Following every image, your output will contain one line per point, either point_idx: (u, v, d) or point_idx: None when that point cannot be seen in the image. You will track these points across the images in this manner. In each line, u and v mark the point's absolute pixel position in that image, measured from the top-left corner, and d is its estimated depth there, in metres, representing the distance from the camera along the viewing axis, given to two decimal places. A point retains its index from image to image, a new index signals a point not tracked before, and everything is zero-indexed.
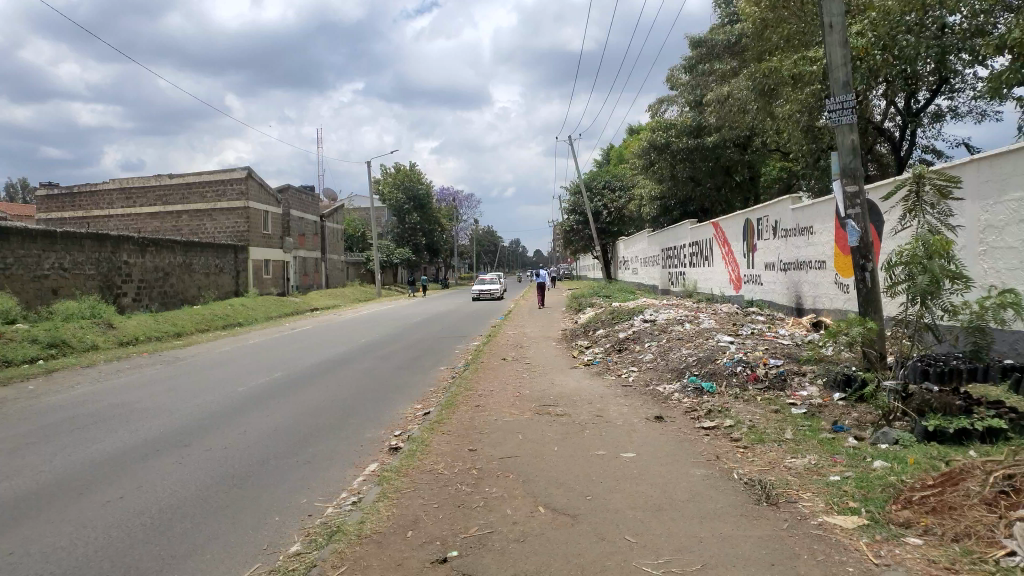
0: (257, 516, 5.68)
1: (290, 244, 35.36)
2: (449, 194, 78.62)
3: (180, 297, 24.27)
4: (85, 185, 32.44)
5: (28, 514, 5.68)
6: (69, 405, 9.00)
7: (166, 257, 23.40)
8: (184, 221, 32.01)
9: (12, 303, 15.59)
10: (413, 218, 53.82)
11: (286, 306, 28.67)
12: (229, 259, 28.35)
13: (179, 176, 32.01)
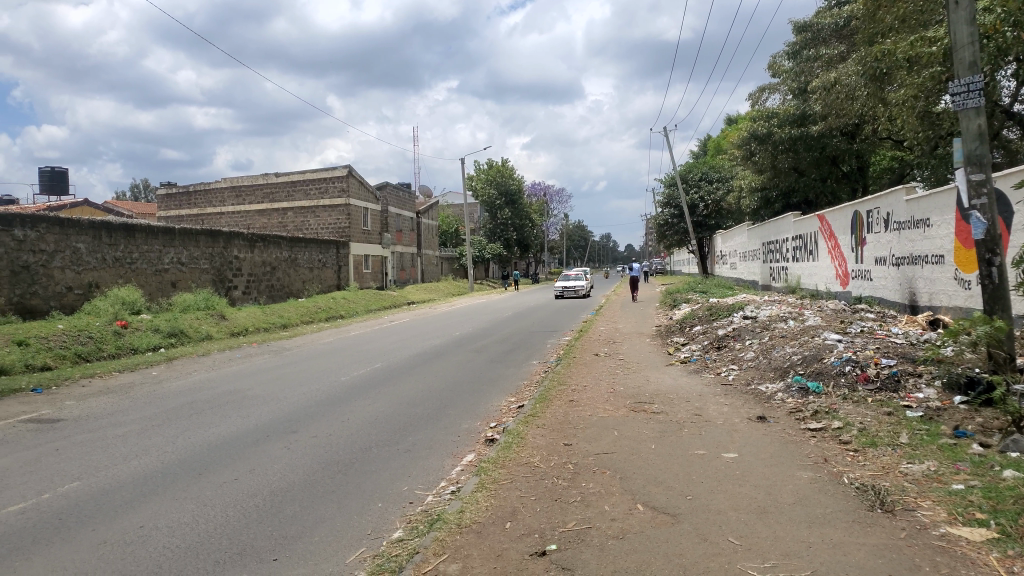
0: (361, 501, 5.84)
1: (388, 239, 36.29)
2: (539, 189, 78.87)
3: (285, 290, 25.33)
4: (200, 185, 34.38)
5: (154, 491, 6.05)
6: (188, 390, 9.55)
7: (273, 252, 24.46)
8: (289, 218, 33.35)
9: (138, 294, 16.68)
10: (505, 213, 54.22)
11: (383, 299, 29.47)
12: (331, 254, 29.36)
13: (284, 175, 33.38)
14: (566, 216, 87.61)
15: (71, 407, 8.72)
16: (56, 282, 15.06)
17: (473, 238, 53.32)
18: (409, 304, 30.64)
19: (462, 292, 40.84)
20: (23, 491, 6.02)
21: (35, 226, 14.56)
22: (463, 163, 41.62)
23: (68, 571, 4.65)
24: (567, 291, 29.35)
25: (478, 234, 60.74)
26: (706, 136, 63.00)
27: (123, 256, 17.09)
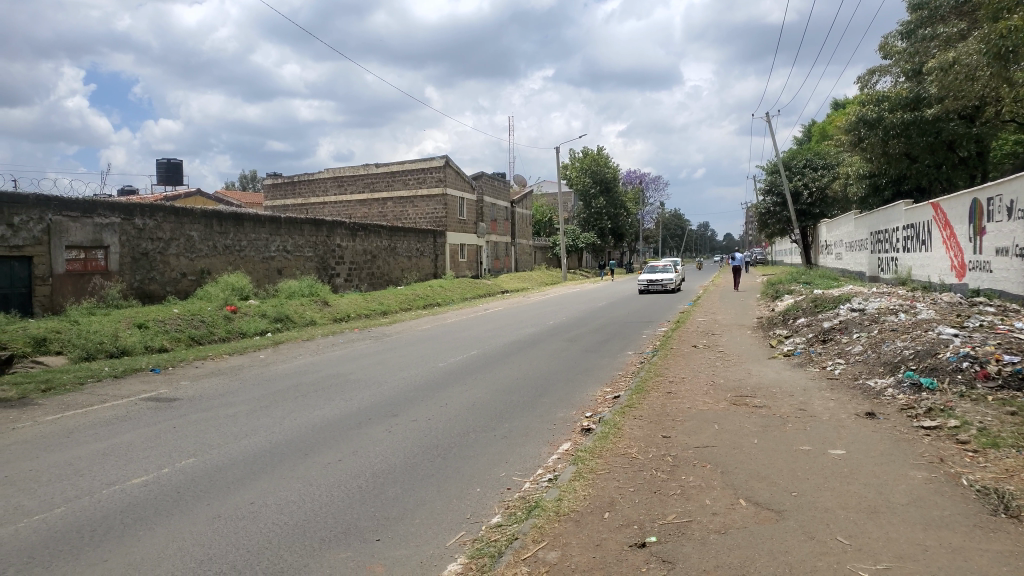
0: (460, 486, 5.97)
1: (483, 228, 36.67)
2: (635, 177, 77.93)
3: (384, 278, 26.03)
4: (305, 175, 35.64)
5: (263, 470, 6.34)
6: (293, 373, 9.97)
7: (373, 241, 25.14)
8: (388, 208, 34.19)
9: (246, 281, 17.47)
10: (599, 202, 53.84)
11: (478, 288, 29.86)
12: (428, 243, 29.94)
13: (383, 165, 34.16)
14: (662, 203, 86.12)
15: (186, 387, 9.26)
16: (172, 269, 15.98)
17: (567, 227, 53.27)
18: (504, 292, 30.91)
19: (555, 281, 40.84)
20: (145, 465, 6.44)
21: (153, 215, 15.45)
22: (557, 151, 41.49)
23: (189, 542, 4.94)
24: (652, 286, 27.84)
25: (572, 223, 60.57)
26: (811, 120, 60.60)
27: (233, 244, 17.92)
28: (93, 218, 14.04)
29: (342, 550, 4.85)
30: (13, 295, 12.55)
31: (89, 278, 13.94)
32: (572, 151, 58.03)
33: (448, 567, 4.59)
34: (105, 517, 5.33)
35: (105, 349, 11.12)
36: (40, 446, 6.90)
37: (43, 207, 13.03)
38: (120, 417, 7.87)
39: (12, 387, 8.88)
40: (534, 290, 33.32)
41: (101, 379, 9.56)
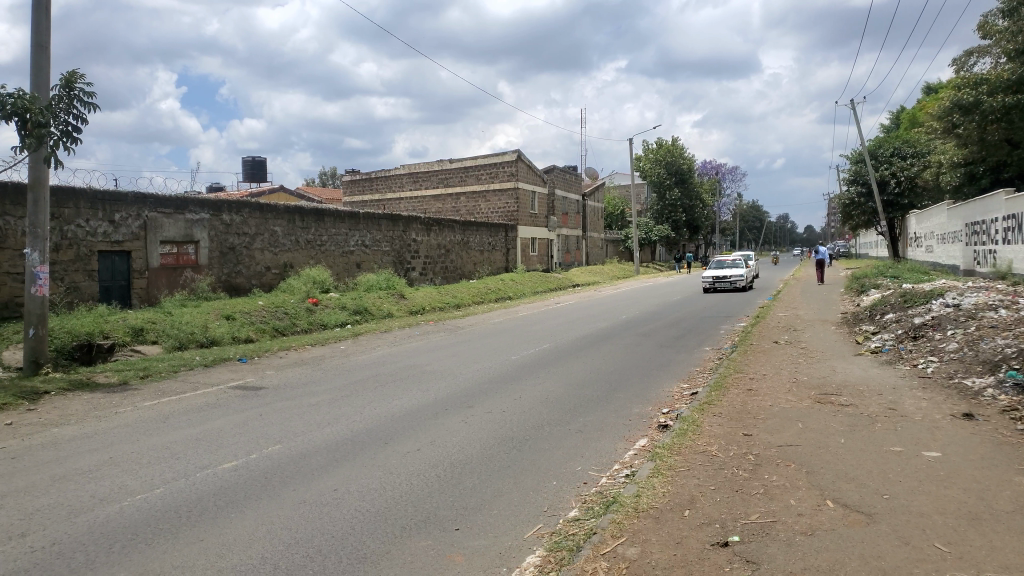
0: (537, 478, 5.98)
1: (554, 222, 36.62)
2: (710, 168, 76.37)
3: (457, 272, 26.30)
4: (382, 171, 36.38)
5: (345, 457, 6.52)
6: (372, 364, 10.20)
7: (447, 235, 25.41)
8: (461, 203, 34.51)
9: (326, 274, 17.95)
10: (674, 193, 52.95)
11: (550, 281, 29.84)
12: (499, 237, 30.12)
13: (457, 160, 34.47)
14: (738, 194, 84.03)
15: (271, 376, 9.60)
16: (257, 262, 16.55)
17: (639, 220, 52.68)
18: (575, 286, 30.82)
19: (627, 274, 40.43)
20: (235, 450, 6.70)
21: (239, 211, 16.01)
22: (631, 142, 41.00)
23: (277, 525, 5.11)
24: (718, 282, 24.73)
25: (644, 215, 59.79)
26: (901, 106, 58.04)
27: (314, 239, 18.42)
28: (184, 214, 14.65)
29: (423, 538, 4.93)
30: (114, 288, 13.30)
31: (181, 271, 14.59)
32: (645, 142, 57.24)
33: (527, 559, 4.60)
34: (199, 499, 5.58)
35: (196, 340, 11.60)
36: (140, 430, 7.27)
37: (140, 204, 13.68)
38: (211, 404, 8.21)
39: (114, 373, 9.40)
40: (605, 284, 33.07)
41: (193, 367, 10.00)
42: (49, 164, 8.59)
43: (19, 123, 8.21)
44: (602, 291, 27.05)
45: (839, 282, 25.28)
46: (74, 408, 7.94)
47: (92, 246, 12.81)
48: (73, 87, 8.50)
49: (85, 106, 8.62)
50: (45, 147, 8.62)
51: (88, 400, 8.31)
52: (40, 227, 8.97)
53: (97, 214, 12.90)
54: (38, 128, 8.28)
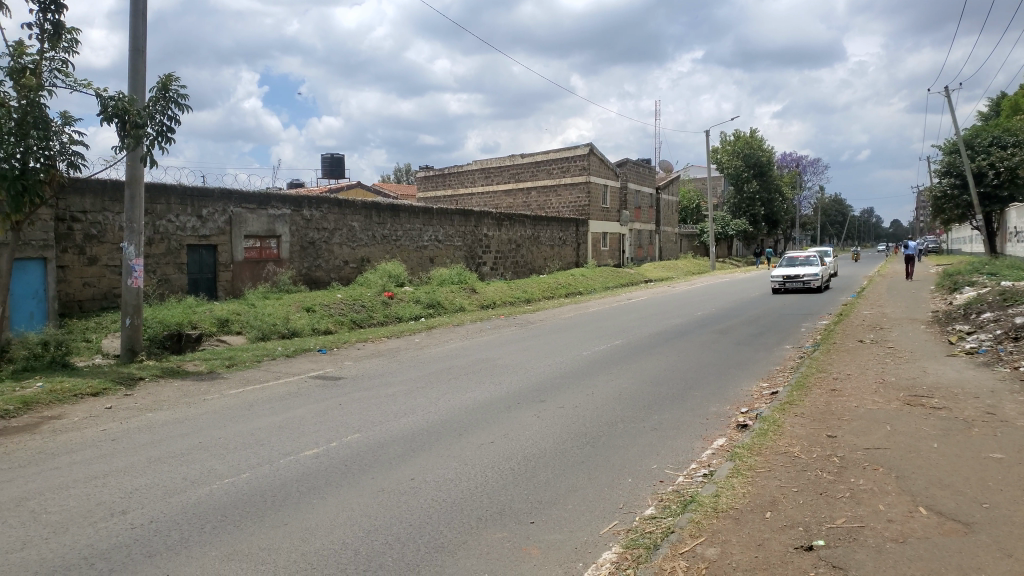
0: (612, 475, 5.93)
1: (626, 216, 36.25)
2: (790, 159, 73.85)
3: (528, 267, 26.36)
4: (454, 167, 36.81)
5: (422, 447, 6.61)
6: (446, 357, 10.31)
7: (518, 229, 25.49)
8: (532, 198, 34.55)
9: (401, 268, 18.23)
10: (752, 186, 51.59)
11: (623, 277, 29.57)
12: (570, 232, 30.06)
13: (529, 155, 34.51)
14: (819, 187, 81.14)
15: (349, 367, 9.82)
16: (335, 257, 16.96)
17: (715, 213, 51.61)
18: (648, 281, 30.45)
19: (700, 269, 39.67)
20: (317, 438, 6.89)
21: (319, 206, 16.43)
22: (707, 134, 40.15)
23: (357, 512, 5.22)
24: (789, 280, 22.23)
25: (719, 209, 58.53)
26: (1001, 94, 54.83)
27: (390, 234, 18.75)
28: (267, 210, 15.12)
29: (498, 530, 4.94)
30: (201, 280, 13.87)
31: (264, 265, 15.10)
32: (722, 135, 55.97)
33: (603, 555, 4.57)
34: (283, 484, 5.75)
35: (278, 331, 11.94)
36: (228, 416, 7.56)
37: (226, 200, 14.19)
38: (293, 393, 8.47)
39: (203, 362, 9.79)
40: (678, 280, 32.54)
41: (275, 357, 10.33)
42: (145, 163, 8.99)
43: (118, 124, 8.62)
44: (676, 287, 26.64)
45: (930, 279, 24.10)
46: (166, 394, 8.32)
47: (182, 240, 13.37)
48: (168, 89, 8.86)
49: (179, 107, 8.98)
50: (142, 147, 9.03)
51: (179, 386, 8.70)
52: (135, 222, 9.40)
53: (186, 209, 13.44)
54: (136, 129, 8.69)
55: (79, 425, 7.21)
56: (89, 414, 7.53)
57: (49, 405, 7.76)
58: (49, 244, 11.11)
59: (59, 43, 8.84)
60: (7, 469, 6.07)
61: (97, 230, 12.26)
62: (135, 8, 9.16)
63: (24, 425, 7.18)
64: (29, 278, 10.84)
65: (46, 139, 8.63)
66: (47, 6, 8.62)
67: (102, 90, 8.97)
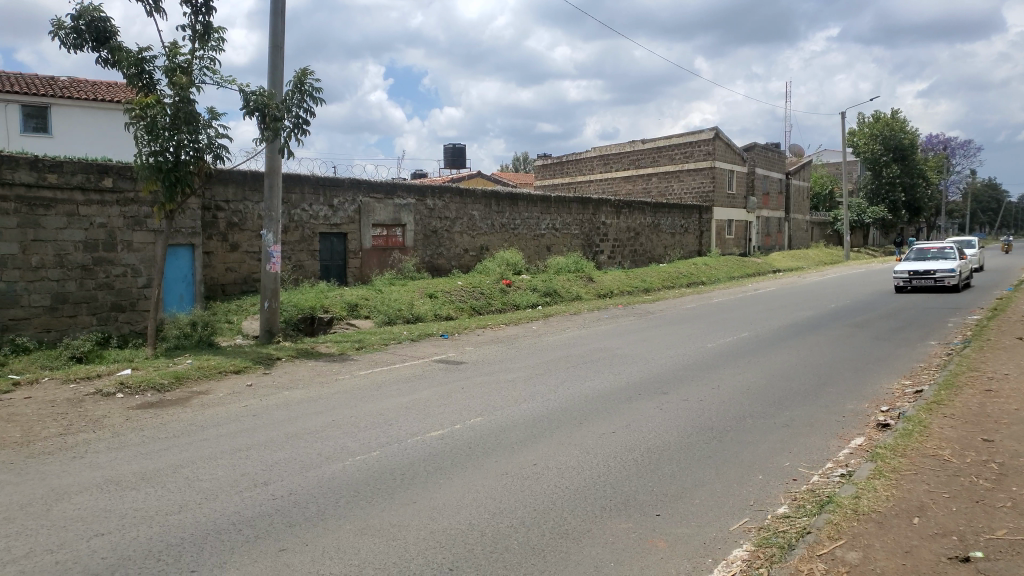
0: (741, 471, 5.72)
1: (753, 203, 34.94)
2: (937, 142, 69.20)
3: (647, 255, 25.96)
4: (573, 154, 36.80)
5: (543, 434, 6.63)
6: (564, 345, 10.31)
7: (638, 217, 25.14)
8: (653, 183, 34.03)
9: (519, 257, 18.38)
10: (892, 170, 48.53)
11: (748, 266, 28.58)
12: (693, 219, 29.42)
13: (651, 141, 33.90)
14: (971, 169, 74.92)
15: (471, 352, 10.00)
16: (456, 245, 17.31)
17: (850, 200, 49.02)
18: (775, 271, 29.27)
19: (831, 259, 37.68)
20: (442, 420, 7.06)
21: (442, 195, 16.79)
22: (843, 115, 37.93)
23: (482, 494, 5.31)
24: (917, 279, 19.82)
25: (854, 195, 55.32)
26: None
27: (508, 222, 18.95)
28: (394, 199, 15.60)
29: (623, 520, 4.88)
30: (332, 266, 14.56)
31: (390, 252, 15.62)
32: (859, 117, 52.88)
33: (734, 552, 4.42)
34: (411, 463, 5.92)
35: (403, 316, 12.32)
36: (358, 396, 7.90)
37: (355, 189, 14.76)
38: (417, 375, 8.74)
39: (334, 344, 10.24)
40: (806, 270, 31.10)
41: (401, 341, 10.68)
42: (283, 153, 9.48)
43: (259, 117, 9.12)
44: (804, 278, 25.46)
45: None
46: (301, 374, 8.79)
47: (314, 229, 14.04)
48: (304, 83, 9.28)
49: (314, 99, 9.39)
50: (280, 139, 9.53)
51: (313, 366, 9.18)
52: (273, 210, 9.94)
53: (318, 198, 14.09)
54: (275, 122, 9.16)
55: (224, 400, 7.74)
56: (232, 390, 8.06)
57: (198, 380, 8.38)
58: (197, 232, 11.96)
59: (208, 43, 9.44)
60: (163, 438, 6.60)
61: (238, 218, 13.07)
62: (276, 7, 9.64)
63: (177, 398, 7.78)
64: (179, 262, 11.72)
65: (195, 133, 9.26)
66: (199, 9, 9.22)
67: (246, 85, 9.51)
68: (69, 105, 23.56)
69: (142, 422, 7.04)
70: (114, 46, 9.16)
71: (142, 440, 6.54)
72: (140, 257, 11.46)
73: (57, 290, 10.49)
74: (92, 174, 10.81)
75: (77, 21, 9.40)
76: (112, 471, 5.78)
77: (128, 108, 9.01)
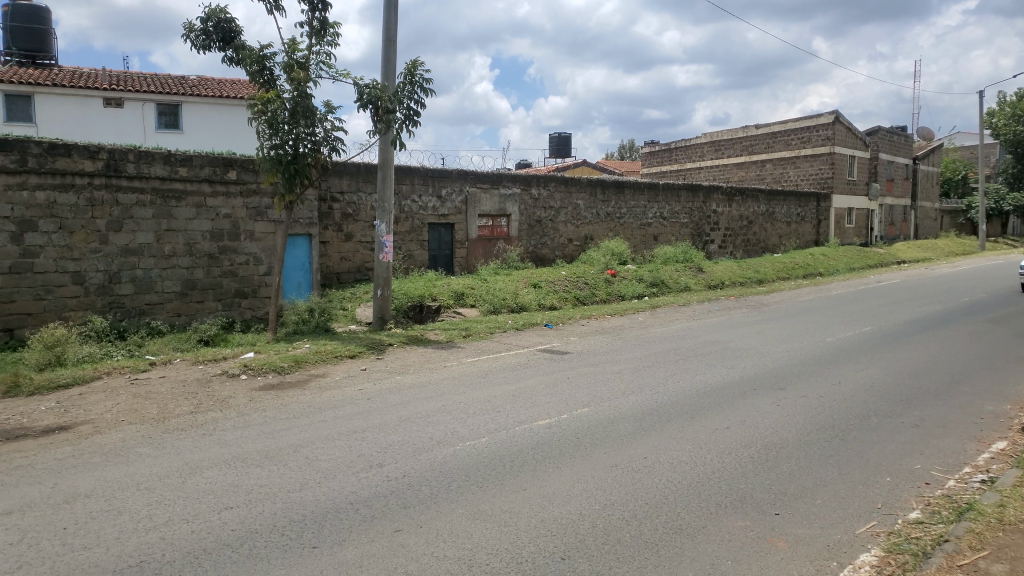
0: (867, 472, 5.41)
1: (876, 190, 33.07)
2: None
3: (760, 245, 25.11)
4: (681, 141, 35.99)
5: (653, 427, 6.50)
6: (673, 337, 10.10)
7: (750, 205, 24.31)
8: (768, 170, 32.71)
9: (625, 246, 18.14)
10: None
11: (869, 257, 27.13)
12: (810, 207, 28.31)
13: (765, 126, 32.65)
14: None
15: (576, 342, 9.94)
16: (561, 234, 17.30)
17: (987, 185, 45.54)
18: (899, 262, 27.65)
19: (962, 249, 35.18)
20: (549, 409, 7.05)
21: (547, 185, 16.78)
22: (981, 94, 35.14)
23: (591, 485, 5.26)
24: None
25: (991, 180, 51.34)
26: None
27: (614, 211, 18.74)
28: (499, 189, 15.71)
29: (740, 518, 4.71)
30: (440, 256, 14.87)
31: (495, 242, 15.79)
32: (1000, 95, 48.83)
33: (861, 556, 4.19)
34: (520, 451, 5.95)
35: (508, 305, 12.42)
36: (466, 382, 8.02)
37: (463, 180, 14.95)
38: (523, 364, 8.78)
39: (442, 332, 10.44)
40: (934, 261, 29.16)
41: (507, 330, 10.76)
42: (395, 145, 9.71)
43: (372, 110, 9.37)
44: (932, 270, 23.87)
45: None
46: (411, 360, 9.01)
47: (423, 219, 14.36)
48: (415, 74, 9.46)
49: (424, 90, 9.55)
50: (392, 131, 9.76)
51: (423, 352, 9.39)
52: (385, 200, 10.21)
53: (427, 189, 14.38)
54: (387, 114, 9.40)
55: (340, 383, 8.04)
56: (348, 374, 8.36)
57: (315, 364, 8.73)
58: (313, 223, 12.47)
59: (324, 38, 9.77)
60: (284, 418, 6.91)
61: (352, 209, 13.51)
62: (389, 2, 9.87)
63: (296, 380, 8.14)
64: (297, 251, 12.26)
65: (312, 126, 9.62)
66: (316, 6, 9.56)
67: (359, 79, 9.79)
68: (199, 102, 25.05)
69: (265, 402, 7.41)
70: (239, 45, 9.64)
71: (266, 419, 6.88)
72: (262, 246, 12.03)
73: (186, 277, 11.19)
74: (218, 167, 11.40)
75: (206, 22, 9.95)
76: (239, 448, 6.10)
77: (251, 103, 9.44)
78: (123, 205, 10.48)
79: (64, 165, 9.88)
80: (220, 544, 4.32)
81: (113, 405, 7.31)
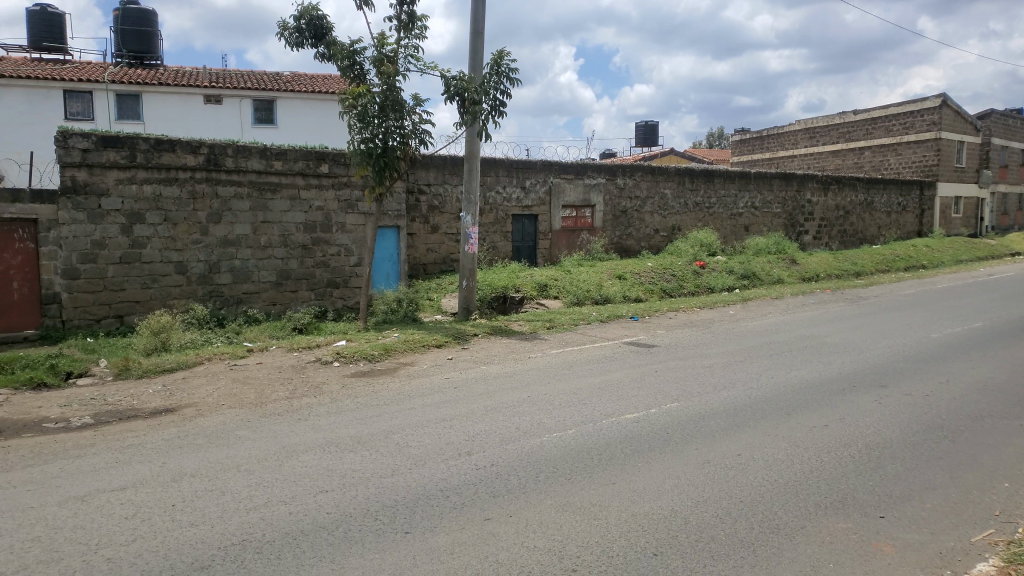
0: (983, 477, 5.09)
1: (988, 177, 31.11)
2: None
3: (858, 236, 24.07)
4: (773, 129, 34.85)
5: (748, 424, 6.30)
6: (766, 330, 9.80)
7: (847, 195, 23.32)
8: (866, 157, 31.28)
9: (714, 237, 17.69)
10: None
11: (977, 248, 25.59)
12: (912, 196, 26.96)
13: (863, 112, 31.21)
14: None
15: (663, 335, 9.76)
16: (646, 225, 17.05)
17: None
18: (1011, 254, 25.97)
19: None
20: (637, 402, 6.95)
21: (633, 175, 16.55)
22: None
23: (683, 480, 5.16)
24: None
25: None
26: None
27: (703, 201, 18.32)
28: (584, 179, 15.58)
29: (842, 520, 4.52)
30: (523, 247, 14.91)
31: (579, 233, 15.71)
32: None
33: (977, 566, 3.95)
34: (608, 444, 5.88)
35: (591, 297, 12.32)
36: (551, 373, 8.02)
37: (547, 171, 14.91)
38: (608, 357, 8.68)
39: (526, 322, 10.46)
40: None
41: (591, 322, 10.68)
42: (481, 136, 9.76)
43: (459, 102, 9.44)
44: None
45: None
46: (496, 350, 9.05)
47: (507, 211, 14.41)
48: (501, 64, 9.46)
49: (510, 80, 9.54)
50: (478, 122, 9.81)
51: (507, 343, 9.43)
52: (471, 192, 10.29)
53: (512, 180, 14.41)
54: (473, 105, 9.44)
55: (428, 371, 8.18)
56: (435, 363, 8.48)
57: (404, 352, 8.89)
58: (401, 215, 12.69)
59: (411, 31, 9.89)
60: (375, 405, 7.07)
61: (438, 201, 13.68)
62: None
63: (385, 368, 8.32)
64: (385, 243, 12.51)
65: (400, 119, 9.77)
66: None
67: (446, 71, 9.88)
68: (292, 98, 25.91)
69: (356, 389, 7.59)
70: (330, 41, 9.88)
71: (357, 406, 7.05)
72: (353, 237, 12.32)
73: (281, 267, 11.59)
74: (311, 161, 11.71)
75: (298, 20, 10.24)
76: (333, 433, 6.27)
77: (342, 98, 9.67)
78: (223, 198, 10.94)
79: (169, 160, 10.40)
80: (317, 526, 4.44)
81: (215, 389, 7.65)
